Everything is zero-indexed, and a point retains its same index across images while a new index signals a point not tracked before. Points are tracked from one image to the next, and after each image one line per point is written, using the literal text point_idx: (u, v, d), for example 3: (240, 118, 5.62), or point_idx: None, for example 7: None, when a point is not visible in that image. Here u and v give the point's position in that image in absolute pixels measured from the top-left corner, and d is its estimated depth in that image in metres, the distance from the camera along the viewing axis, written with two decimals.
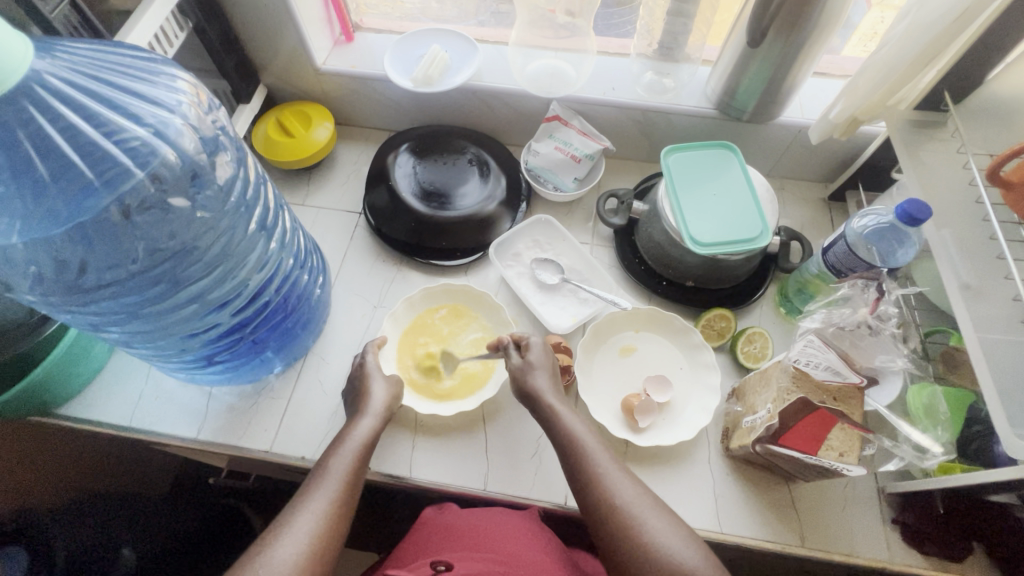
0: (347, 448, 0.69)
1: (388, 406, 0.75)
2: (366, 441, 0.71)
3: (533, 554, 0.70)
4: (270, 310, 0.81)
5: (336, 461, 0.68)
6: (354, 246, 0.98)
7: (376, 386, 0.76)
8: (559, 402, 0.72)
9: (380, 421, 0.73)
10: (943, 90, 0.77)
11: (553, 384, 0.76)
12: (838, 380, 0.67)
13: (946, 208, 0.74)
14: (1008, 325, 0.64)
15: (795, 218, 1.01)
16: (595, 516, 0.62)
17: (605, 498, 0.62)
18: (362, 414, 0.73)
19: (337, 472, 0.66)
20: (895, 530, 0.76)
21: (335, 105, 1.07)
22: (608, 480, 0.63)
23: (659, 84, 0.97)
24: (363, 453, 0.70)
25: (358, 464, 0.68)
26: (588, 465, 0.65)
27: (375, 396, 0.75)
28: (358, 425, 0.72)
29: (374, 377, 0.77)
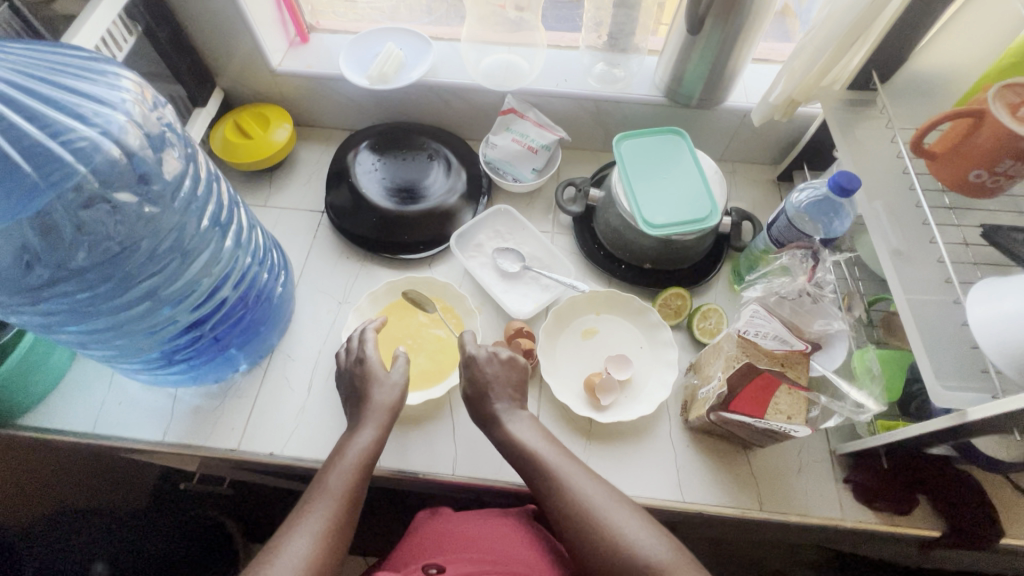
0: (346, 463, 0.67)
1: (391, 413, 0.72)
2: (367, 454, 0.69)
3: (520, 554, 0.71)
4: (230, 307, 0.81)
5: (335, 478, 0.66)
6: (317, 244, 0.99)
7: (375, 387, 0.74)
8: (494, 409, 0.72)
9: (384, 430, 0.71)
10: (871, 70, 0.81)
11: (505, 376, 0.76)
12: (785, 347, 0.70)
13: (879, 180, 0.78)
14: (935, 286, 0.69)
15: (746, 199, 1.05)
16: (557, 499, 0.65)
17: (580, 506, 0.63)
18: (365, 423, 0.71)
19: (336, 488, 0.65)
20: (848, 489, 0.80)
21: (293, 106, 1.08)
22: (570, 482, 0.65)
23: (609, 75, 1.00)
24: (364, 467, 0.68)
25: (358, 482, 0.66)
26: (549, 471, 0.66)
27: (377, 402, 0.72)
28: (359, 437, 0.70)
29: (365, 372, 0.75)
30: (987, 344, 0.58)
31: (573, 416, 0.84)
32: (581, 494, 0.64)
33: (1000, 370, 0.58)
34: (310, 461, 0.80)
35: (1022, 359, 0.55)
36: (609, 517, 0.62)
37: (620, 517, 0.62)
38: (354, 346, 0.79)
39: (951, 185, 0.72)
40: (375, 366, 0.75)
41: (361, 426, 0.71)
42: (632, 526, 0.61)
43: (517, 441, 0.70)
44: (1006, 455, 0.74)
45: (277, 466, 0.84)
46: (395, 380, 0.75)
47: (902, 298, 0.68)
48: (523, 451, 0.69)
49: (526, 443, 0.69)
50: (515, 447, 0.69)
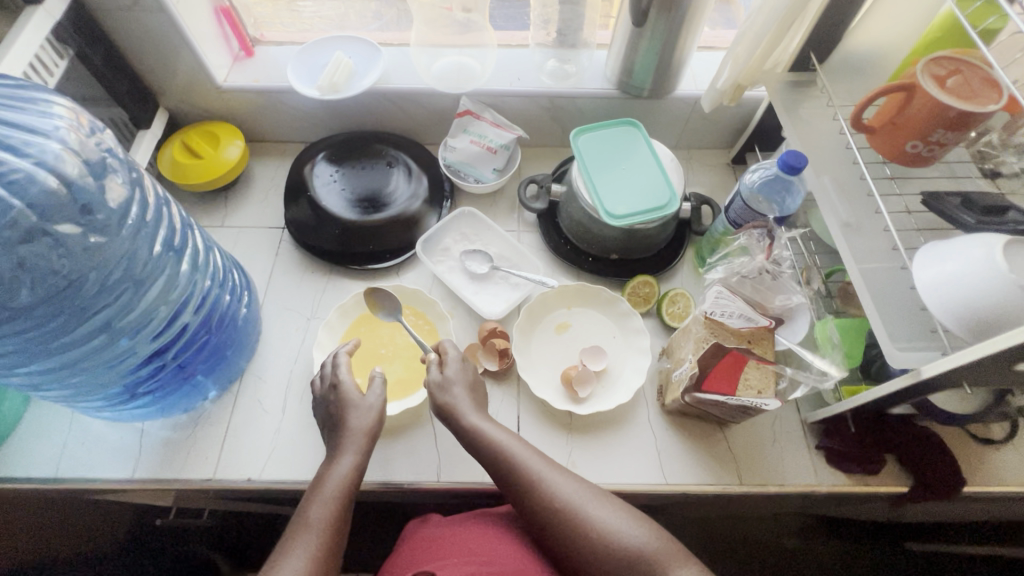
0: (328, 493, 0.65)
1: (368, 437, 0.71)
2: (349, 480, 0.67)
3: (509, 553, 0.71)
4: (192, 333, 0.79)
5: (316, 509, 0.64)
6: (280, 261, 0.97)
7: (351, 412, 0.72)
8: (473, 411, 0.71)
9: (363, 454, 0.70)
10: (809, 51, 0.84)
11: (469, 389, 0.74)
12: (750, 325, 0.72)
13: (825, 157, 0.81)
14: (883, 254, 0.72)
15: (704, 184, 1.08)
16: (543, 502, 0.64)
17: (562, 508, 0.63)
18: (343, 449, 0.70)
19: (319, 519, 0.63)
20: (820, 455, 0.83)
21: (242, 122, 1.05)
22: (552, 484, 0.65)
23: (561, 71, 1.01)
24: (346, 494, 0.66)
25: (342, 510, 0.65)
26: (531, 477, 0.66)
27: (354, 427, 0.71)
28: (339, 463, 0.68)
29: (343, 395, 0.74)
30: (934, 304, 0.61)
31: (552, 410, 0.85)
32: (563, 497, 0.64)
33: (949, 329, 0.62)
34: (291, 483, 0.78)
35: (967, 317, 0.59)
36: (592, 512, 0.63)
37: (602, 516, 0.62)
38: (327, 372, 0.77)
39: (891, 157, 0.75)
40: (349, 391, 0.74)
41: (339, 452, 0.70)
42: (619, 520, 0.62)
43: (496, 444, 0.68)
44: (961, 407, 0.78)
45: (258, 492, 0.82)
46: (371, 402, 0.73)
47: (854, 268, 0.71)
48: (506, 453, 0.67)
49: (503, 446, 0.68)
50: (495, 446, 0.68)
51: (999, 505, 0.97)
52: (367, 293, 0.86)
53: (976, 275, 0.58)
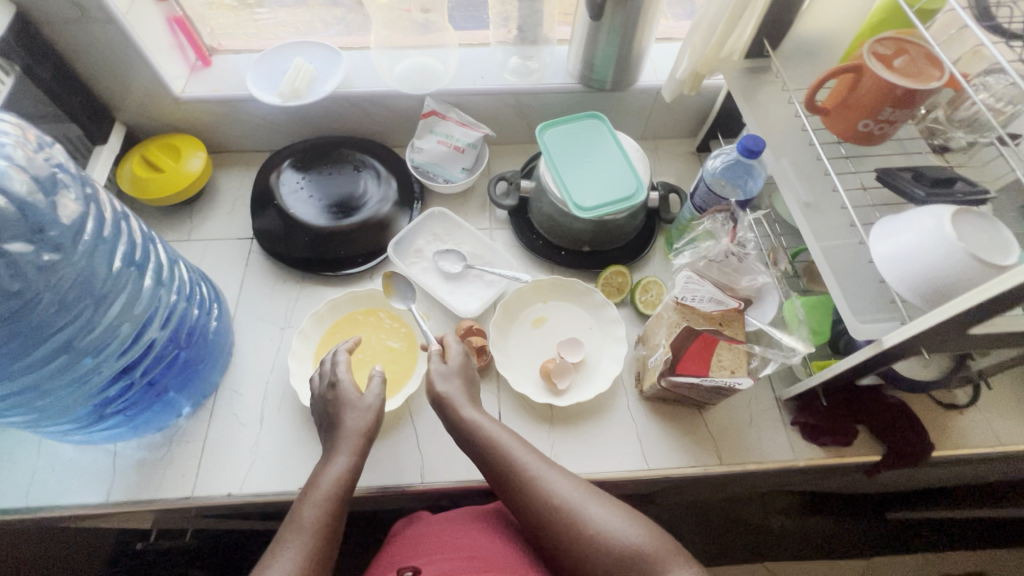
0: (320, 494, 0.64)
1: (364, 438, 0.70)
2: (343, 480, 0.66)
3: (495, 550, 0.71)
4: (160, 350, 0.77)
5: (310, 509, 0.63)
6: (250, 271, 0.95)
7: (348, 412, 0.71)
8: (471, 409, 0.71)
9: (358, 456, 0.69)
10: (762, 38, 0.86)
11: (464, 392, 0.73)
12: (720, 308, 0.74)
13: (784, 140, 0.83)
14: (842, 231, 0.74)
15: (671, 173, 1.10)
16: (540, 501, 0.63)
17: (554, 504, 0.62)
18: (338, 449, 0.69)
19: (310, 519, 0.62)
20: (796, 431, 0.85)
21: (204, 133, 1.03)
22: (547, 481, 0.64)
23: (524, 67, 1.02)
24: (339, 494, 0.65)
25: (337, 509, 0.64)
26: (525, 472, 0.65)
27: (349, 427, 0.70)
28: (333, 464, 0.67)
29: (340, 395, 0.73)
30: (894, 276, 0.63)
31: (533, 404, 0.85)
32: (555, 492, 0.63)
33: (907, 299, 0.64)
34: (272, 495, 0.77)
35: (923, 286, 0.61)
36: (588, 511, 0.61)
37: (593, 511, 0.61)
38: (326, 370, 0.77)
39: (845, 137, 0.77)
40: (347, 391, 0.73)
41: (334, 451, 0.69)
42: (615, 519, 0.61)
43: (493, 442, 0.68)
44: (925, 375, 0.81)
45: (239, 507, 0.81)
46: (369, 403, 0.72)
47: (815, 246, 0.73)
48: (503, 451, 0.67)
49: (501, 445, 0.67)
50: (493, 446, 0.68)
51: (966, 467, 1.01)
52: (386, 274, 0.89)
53: (930, 245, 0.60)
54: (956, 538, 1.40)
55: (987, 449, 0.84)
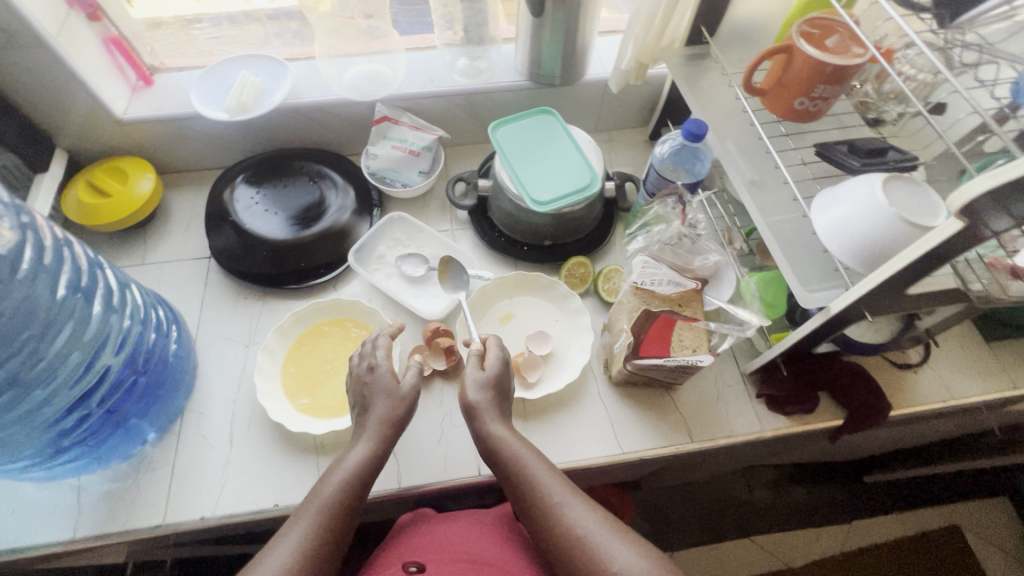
0: (341, 475, 0.63)
1: (389, 425, 0.68)
2: (366, 464, 0.65)
3: (502, 557, 0.71)
4: (116, 377, 0.76)
5: (328, 487, 0.62)
6: (210, 290, 0.94)
7: (381, 397, 0.70)
8: (502, 428, 0.67)
9: (382, 446, 0.67)
10: (700, 25, 0.89)
11: (493, 405, 0.69)
12: (679, 289, 0.76)
13: (727, 122, 0.86)
14: (787, 207, 0.77)
15: (626, 162, 1.12)
16: (562, 535, 0.59)
17: (575, 537, 0.58)
18: (364, 434, 0.67)
19: (326, 494, 0.61)
20: (761, 403, 0.87)
21: (152, 154, 1.01)
22: (570, 510, 0.60)
23: (473, 68, 1.03)
24: (359, 479, 0.64)
25: (353, 494, 0.62)
26: (549, 498, 0.61)
27: (377, 414, 0.68)
28: (357, 448, 0.66)
29: (377, 380, 0.71)
30: (838, 245, 0.66)
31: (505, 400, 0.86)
32: (577, 523, 0.58)
33: (849, 266, 0.67)
34: (247, 514, 0.76)
35: (864, 253, 0.64)
36: (610, 549, 0.56)
37: (615, 547, 0.56)
38: (365, 353, 0.75)
39: (784, 116, 0.80)
40: (384, 376, 0.71)
41: (359, 438, 0.67)
42: (640, 559, 0.54)
43: (520, 463, 0.64)
44: (876, 338, 0.85)
45: (215, 530, 0.79)
46: (401, 391, 0.71)
47: (762, 222, 0.75)
48: (527, 473, 0.63)
49: (528, 468, 0.64)
50: (519, 472, 0.64)
51: (925, 424, 1.05)
52: (443, 260, 0.91)
53: (866, 212, 0.63)
54: (927, 494, 1.46)
55: (940, 405, 0.88)
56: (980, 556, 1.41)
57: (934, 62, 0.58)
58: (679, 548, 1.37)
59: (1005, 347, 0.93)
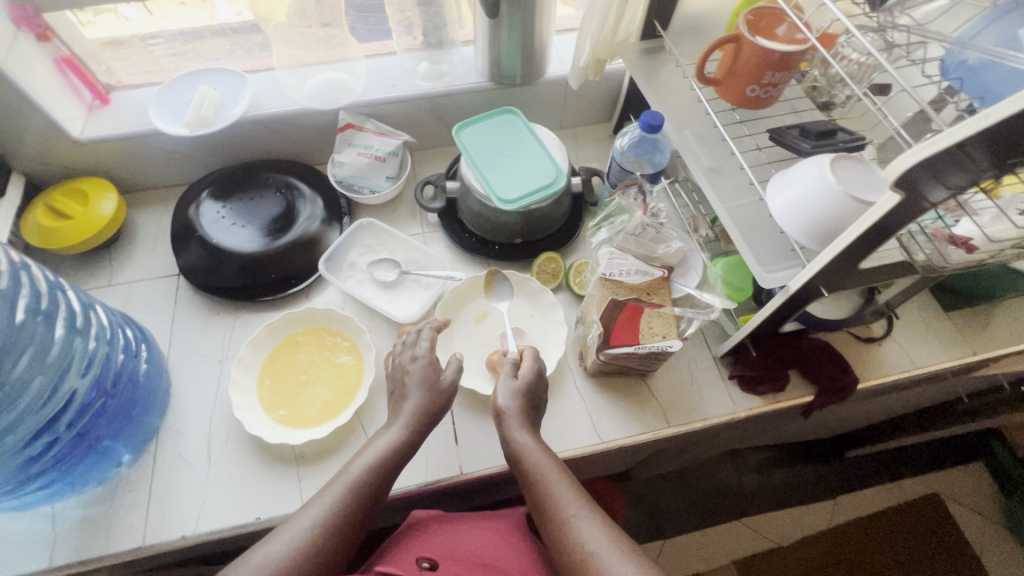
0: (374, 453, 0.66)
1: (423, 415, 0.70)
2: (399, 446, 0.68)
3: (514, 565, 0.71)
4: (84, 399, 0.75)
5: (362, 463, 0.65)
6: (180, 308, 0.93)
7: (417, 386, 0.72)
8: (528, 438, 0.70)
9: (414, 433, 0.69)
10: (653, 20, 0.90)
11: (520, 413, 0.73)
12: (646, 278, 0.78)
13: (684, 113, 0.88)
14: (744, 191, 0.79)
15: (591, 157, 1.14)
16: (570, 548, 0.59)
17: (583, 552, 0.58)
18: (398, 421, 0.70)
19: (358, 467, 0.64)
20: (734, 384, 0.89)
21: (113, 174, 1.00)
22: (580, 525, 0.60)
23: (434, 72, 1.04)
24: (390, 459, 0.66)
25: (381, 475, 0.65)
26: (563, 510, 0.62)
27: (411, 404, 0.70)
28: (391, 432, 0.69)
29: (415, 371, 0.73)
30: (793, 225, 0.68)
31: (483, 398, 0.87)
32: (587, 538, 0.59)
33: (804, 245, 0.69)
34: (229, 529, 0.75)
35: (819, 231, 0.66)
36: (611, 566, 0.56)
37: (621, 565, 0.55)
38: (409, 343, 0.77)
39: (738, 103, 0.82)
40: (423, 367, 0.73)
41: (392, 425, 0.70)
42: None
43: (540, 474, 0.66)
44: (839, 314, 0.87)
45: (197, 548, 0.78)
46: (439, 383, 0.73)
47: (721, 207, 0.77)
48: (545, 481, 0.66)
49: (546, 478, 0.66)
50: (538, 482, 0.66)
51: (895, 395, 1.08)
52: (491, 271, 0.91)
53: (817, 192, 0.65)
54: (906, 464, 1.50)
55: (904, 373, 0.92)
56: (960, 520, 1.46)
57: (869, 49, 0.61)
58: (671, 534, 1.39)
59: (962, 315, 0.97)
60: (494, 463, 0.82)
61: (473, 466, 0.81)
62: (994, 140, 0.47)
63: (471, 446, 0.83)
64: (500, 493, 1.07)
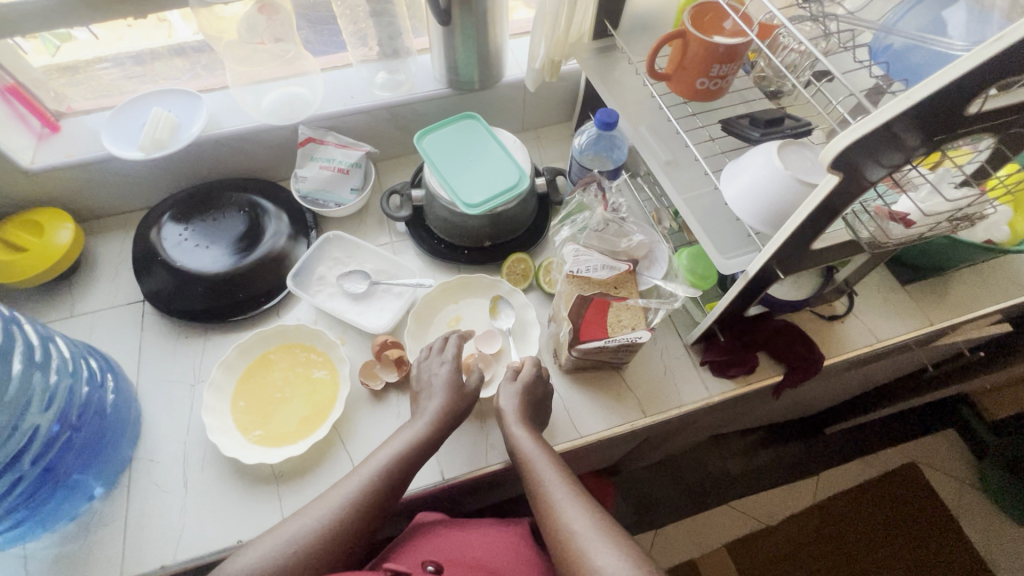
0: (395, 443, 0.72)
1: (444, 414, 0.76)
2: (415, 440, 0.73)
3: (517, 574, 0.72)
4: (48, 434, 0.73)
5: (385, 454, 0.71)
6: (147, 334, 0.91)
7: (435, 390, 0.78)
8: (523, 431, 0.74)
9: (435, 428, 0.75)
10: (604, 19, 0.92)
11: (518, 412, 0.76)
12: (612, 271, 0.79)
13: (640, 109, 0.90)
14: (701, 182, 0.81)
15: (555, 157, 1.15)
16: (554, 531, 0.63)
17: (565, 534, 0.61)
18: (419, 419, 0.76)
19: (379, 457, 0.71)
20: (706, 370, 0.91)
21: (68, 203, 0.98)
22: (564, 509, 0.64)
23: (392, 81, 1.04)
24: (409, 451, 0.72)
25: (399, 466, 0.71)
26: (550, 495, 0.66)
27: (430, 405, 0.77)
28: (411, 427, 0.75)
29: (439, 378, 0.79)
30: (747, 212, 0.70)
31: None
32: (570, 522, 0.62)
33: (760, 231, 0.71)
34: (209, 555, 0.74)
35: (771, 216, 0.68)
36: (588, 550, 0.58)
37: (599, 546, 0.58)
38: (437, 348, 0.84)
39: (690, 96, 0.84)
40: (450, 375, 0.80)
41: (416, 421, 0.76)
42: (614, 560, 0.56)
43: (530, 463, 0.71)
44: (800, 295, 0.90)
45: None
46: (462, 386, 0.79)
47: (680, 199, 0.79)
48: (534, 470, 0.70)
49: (535, 466, 0.70)
50: (529, 468, 0.70)
51: (861, 369, 1.12)
52: (496, 299, 0.94)
53: (768, 179, 0.67)
54: (882, 436, 1.55)
55: (867, 348, 0.95)
56: (937, 486, 1.50)
57: (803, 42, 0.64)
58: (660, 522, 1.41)
59: (919, 289, 1.00)
60: (475, 466, 0.82)
61: (454, 471, 0.81)
62: (918, 116, 0.49)
63: (450, 451, 0.83)
64: (487, 497, 1.07)
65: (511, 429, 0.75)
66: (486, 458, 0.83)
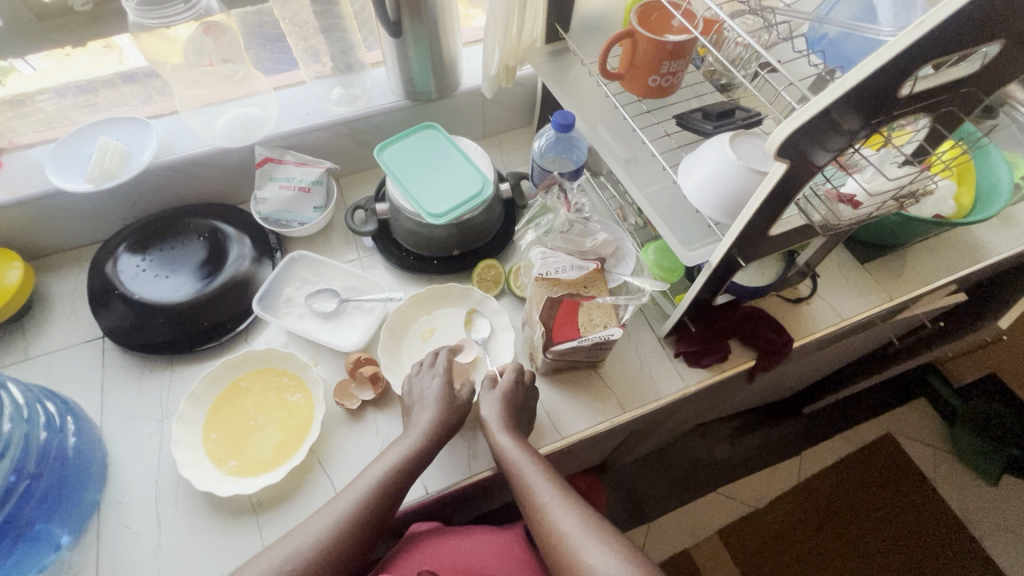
0: (385, 460, 0.71)
1: (435, 427, 0.74)
2: (406, 455, 0.72)
3: None
4: (5, 484, 0.69)
5: (377, 471, 0.70)
6: (108, 371, 0.88)
7: (426, 404, 0.77)
8: (509, 437, 0.74)
9: (428, 440, 0.73)
10: (554, 24, 0.93)
11: (501, 419, 0.76)
12: (580, 271, 0.79)
13: (596, 109, 0.91)
14: (660, 177, 0.82)
15: (518, 161, 1.16)
16: (545, 535, 0.63)
17: (556, 537, 0.61)
18: (411, 433, 0.74)
19: (368, 476, 0.69)
20: (681, 361, 0.92)
21: (16, 241, 0.94)
22: (553, 511, 0.64)
23: (348, 96, 1.03)
24: (400, 467, 0.71)
25: (391, 483, 0.69)
26: (538, 499, 0.66)
27: (420, 418, 0.75)
28: (401, 442, 0.73)
29: (428, 392, 0.78)
30: (705, 204, 0.71)
31: None
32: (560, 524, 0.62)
33: (718, 221, 0.73)
34: None
35: (728, 206, 0.70)
36: (580, 551, 0.59)
37: (591, 546, 0.59)
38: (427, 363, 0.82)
39: (644, 94, 0.85)
40: (444, 388, 0.78)
41: (409, 434, 0.75)
42: (605, 559, 0.57)
43: (517, 468, 0.70)
44: (765, 280, 0.92)
45: None
46: (451, 398, 0.78)
47: (640, 195, 0.80)
48: (522, 474, 0.69)
49: (522, 471, 0.69)
50: (517, 474, 0.69)
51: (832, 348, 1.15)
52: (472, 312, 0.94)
53: (722, 170, 0.68)
54: (858, 410, 1.59)
55: (833, 327, 0.97)
56: (914, 455, 1.55)
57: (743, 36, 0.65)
58: (651, 515, 1.42)
59: (879, 265, 1.03)
60: (458, 478, 0.81)
61: (438, 485, 0.80)
62: (856, 102, 0.51)
63: (433, 465, 0.82)
64: (476, 507, 1.06)
65: (496, 436, 0.74)
66: (469, 469, 0.82)
